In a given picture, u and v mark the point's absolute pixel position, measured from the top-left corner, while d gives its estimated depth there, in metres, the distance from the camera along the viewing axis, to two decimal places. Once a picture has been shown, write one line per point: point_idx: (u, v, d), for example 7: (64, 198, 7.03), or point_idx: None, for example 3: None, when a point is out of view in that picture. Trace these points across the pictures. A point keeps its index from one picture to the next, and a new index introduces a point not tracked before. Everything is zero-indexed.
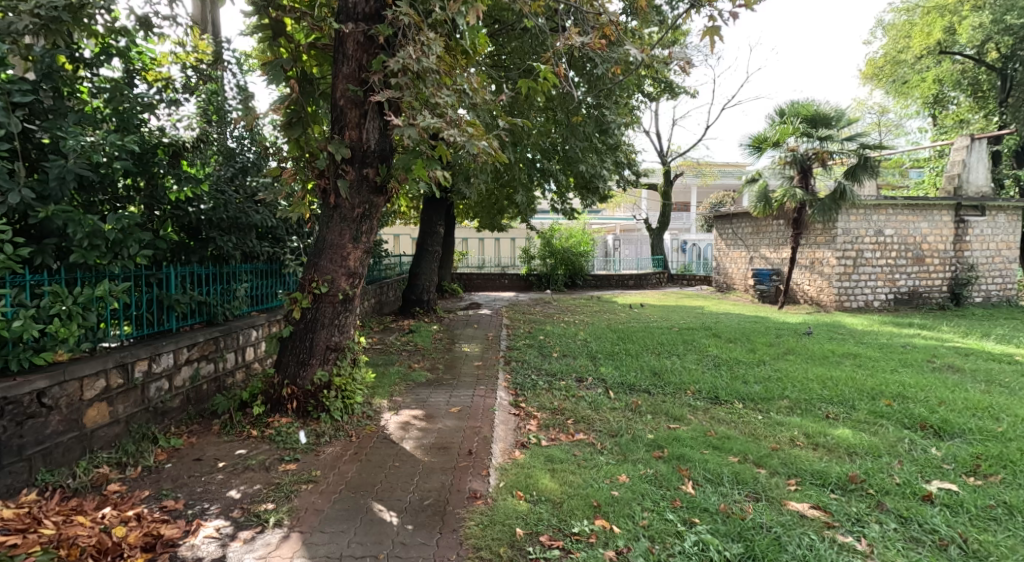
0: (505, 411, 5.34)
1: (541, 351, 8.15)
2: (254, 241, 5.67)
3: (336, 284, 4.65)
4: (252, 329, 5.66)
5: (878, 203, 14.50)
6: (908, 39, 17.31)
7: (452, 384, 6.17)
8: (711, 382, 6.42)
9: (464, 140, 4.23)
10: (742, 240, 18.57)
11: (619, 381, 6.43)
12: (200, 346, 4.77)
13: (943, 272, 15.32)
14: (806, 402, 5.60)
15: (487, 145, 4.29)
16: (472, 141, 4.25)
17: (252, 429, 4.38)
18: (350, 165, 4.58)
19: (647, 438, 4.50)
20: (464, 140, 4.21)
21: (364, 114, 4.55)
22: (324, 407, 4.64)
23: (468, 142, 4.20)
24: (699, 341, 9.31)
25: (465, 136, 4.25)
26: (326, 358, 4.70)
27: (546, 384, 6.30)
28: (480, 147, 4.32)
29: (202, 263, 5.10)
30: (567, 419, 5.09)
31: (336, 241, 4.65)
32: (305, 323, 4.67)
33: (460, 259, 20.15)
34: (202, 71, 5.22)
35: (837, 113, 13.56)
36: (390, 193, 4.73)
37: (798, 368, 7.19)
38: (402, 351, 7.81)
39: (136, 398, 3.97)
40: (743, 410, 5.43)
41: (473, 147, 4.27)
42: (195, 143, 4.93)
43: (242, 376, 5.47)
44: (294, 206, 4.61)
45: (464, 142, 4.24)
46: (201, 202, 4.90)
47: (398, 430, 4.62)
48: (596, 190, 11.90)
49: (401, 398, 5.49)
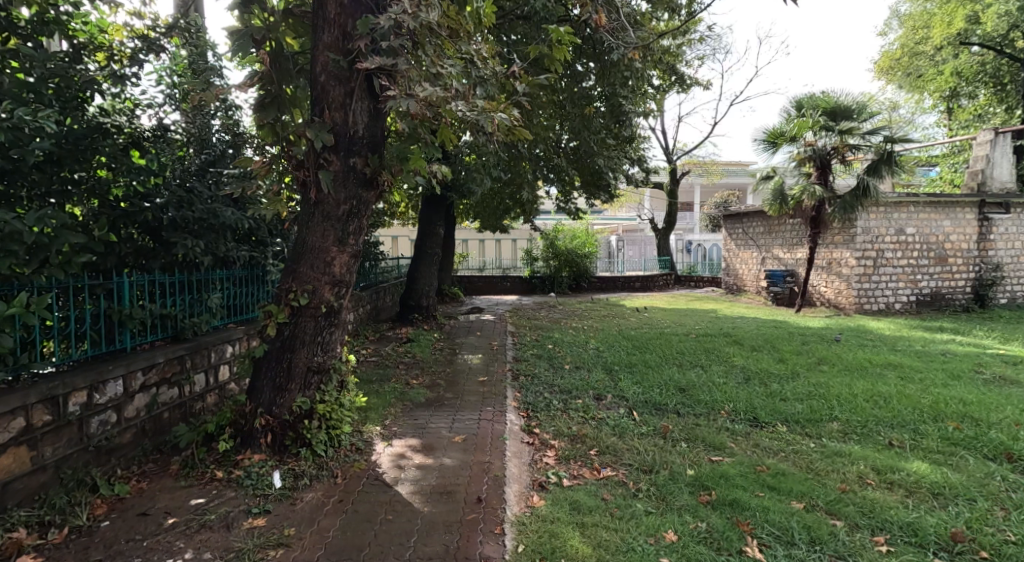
0: (517, 439, 4.62)
1: (551, 363, 7.44)
2: (228, 244, 5.00)
3: (318, 294, 3.93)
4: (226, 344, 4.97)
5: (900, 200, 13.82)
6: (926, 30, 17.43)
7: (454, 405, 5.44)
8: (746, 400, 5.71)
9: (474, 115, 3.61)
10: (752, 240, 17.88)
11: (642, 399, 5.73)
12: (158, 369, 4.05)
13: (967, 272, 14.61)
14: (861, 425, 4.90)
15: (505, 118, 3.71)
16: (488, 115, 3.65)
17: (216, 470, 3.65)
18: (334, 154, 3.89)
19: (688, 477, 3.80)
20: (476, 114, 3.60)
21: (349, 93, 3.85)
22: (304, 441, 3.91)
23: (482, 115, 3.61)
24: (721, 349, 8.59)
25: (476, 110, 3.65)
26: (307, 383, 3.98)
27: (561, 403, 5.59)
28: (496, 121, 3.65)
29: (164, 271, 4.42)
30: (590, 450, 4.41)
31: (319, 243, 3.93)
32: (282, 342, 3.95)
33: (461, 262, 19.50)
34: (154, 40, 4.41)
35: (859, 104, 12.73)
36: (381, 188, 4.04)
37: (837, 381, 6.50)
38: (399, 365, 7.09)
39: (69, 438, 3.26)
40: (791, 436, 4.72)
41: (489, 121, 3.68)
42: (156, 133, 4.43)
43: (213, 399, 4.76)
44: (268, 203, 3.90)
45: (477, 116, 3.64)
46: (158, 199, 4.28)
47: (393, 468, 3.90)
48: (605, 186, 11.08)
49: (397, 425, 4.77)
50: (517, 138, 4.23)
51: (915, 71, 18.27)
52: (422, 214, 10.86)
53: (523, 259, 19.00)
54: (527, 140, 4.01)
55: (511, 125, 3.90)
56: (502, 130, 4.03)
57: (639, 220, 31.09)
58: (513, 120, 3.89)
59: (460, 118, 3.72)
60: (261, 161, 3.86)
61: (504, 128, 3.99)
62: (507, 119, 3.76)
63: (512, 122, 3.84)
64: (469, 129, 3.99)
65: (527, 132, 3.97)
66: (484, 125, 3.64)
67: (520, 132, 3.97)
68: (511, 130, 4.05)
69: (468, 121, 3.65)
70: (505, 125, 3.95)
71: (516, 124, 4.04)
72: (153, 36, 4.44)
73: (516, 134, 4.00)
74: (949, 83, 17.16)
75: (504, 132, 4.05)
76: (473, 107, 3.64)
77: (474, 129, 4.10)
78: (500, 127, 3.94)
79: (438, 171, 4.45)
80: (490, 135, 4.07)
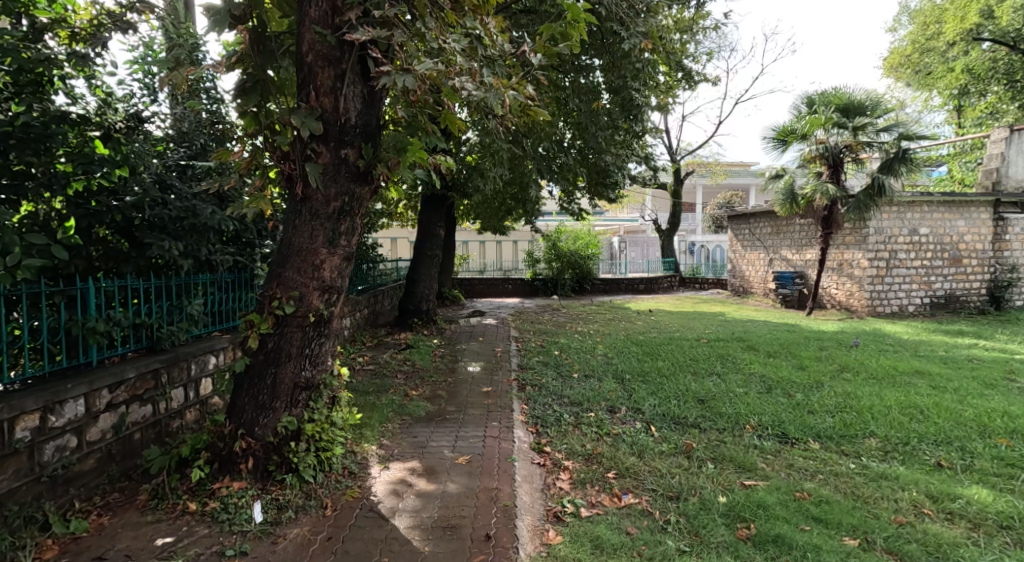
0: (527, 459, 4.21)
1: (558, 372, 7.02)
2: (210, 246, 4.61)
3: (305, 301, 3.53)
4: (209, 355, 4.57)
5: (913, 200, 13.43)
6: (939, 25, 17.05)
7: (457, 419, 5.02)
8: (772, 413, 5.29)
9: (481, 92, 3.20)
10: (760, 241, 17.45)
11: (659, 412, 5.33)
12: (128, 386, 3.66)
13: (981, 273, 14.22)
14: (903, 443, 4.48)
15: (517, 96, 3.31)
16: (498, 93, 3.25)
17: (189, 501, 3.23)
18: (323, 144, 3.48)
19: (722, 505, 3.41)
20: (484, 92, 3.19)
21: (340, 76, 3.44)
22: (291, 465, 3.50)
23: (491, 91, 3.20)
24: (737, 356, 8.17)
25: (484, 88, 3.25)
26: (293, 400, 3.57)
27: (573, 417, 5.16)
28: (508, 100, 3.25)
29: (137, 275, 4.02)
30: (608, 471, 4.01)
31: (307, 245, 3.53)
32: (265, 355, 3.54)
33: (461, 264, 19.01)
34: (120, 16, 3.95)
35: (872, 100, 12.38)
36: (376, 181, 3.64)
37: (866, 391, 6.08)
38: (397, 374, 6.67)
39: (17, 469, 2.88)
40: (827, 455, 4.31)
41: (499, 99, 3.28)
42: (128, 125, 4.12)
43: (193, 415, 4.35)
44: (250, 199, 3.48)
45: (485, 94, 3.24)
46: (127, 194, 3.90)
47: (391, 495, 3.50)
48: (611, 186, 10.69)
49: (395, 444, 4.35)
50: (530, 121, 3.84)
51: (924, 68, 18.11)
52: (422, 214, 10.44)
53: (525, 261, 18.58)
54: (544, 121, 3.62)
55: (525, 103, 3.55)
56: (514, 111, 3.64)
57: (640, 221, 30.70)
58: (526, 98, 3.51)
59: (465, 98, 3.32)
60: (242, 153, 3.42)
61: (517, 109, 3.63)
62: (520, 97, 3.37)
63: (524, 100, 3.44)
64: (475, 110, 3.60)
65: (543, 112, 3.58)
66: (495, 103, 3.23)
67: (534, 112, 3.57)
68: (524, 111, 3.66)
69: (475, 100, 3.25)
70: (518, 105, 3.60)
71: (529, 105, 3.65)
72: (120, 10, 3.99)
73: (531, 116, 3.60)
74: (960, 81, 16.83)
75: (515, 114, 3.65)
76: (480, 85, 3.24)
77: (481, 112, 3.71)
78: (511, 106, 3.55)
79: (439, 164, 4.07)
80: (500, 118, 3.68)
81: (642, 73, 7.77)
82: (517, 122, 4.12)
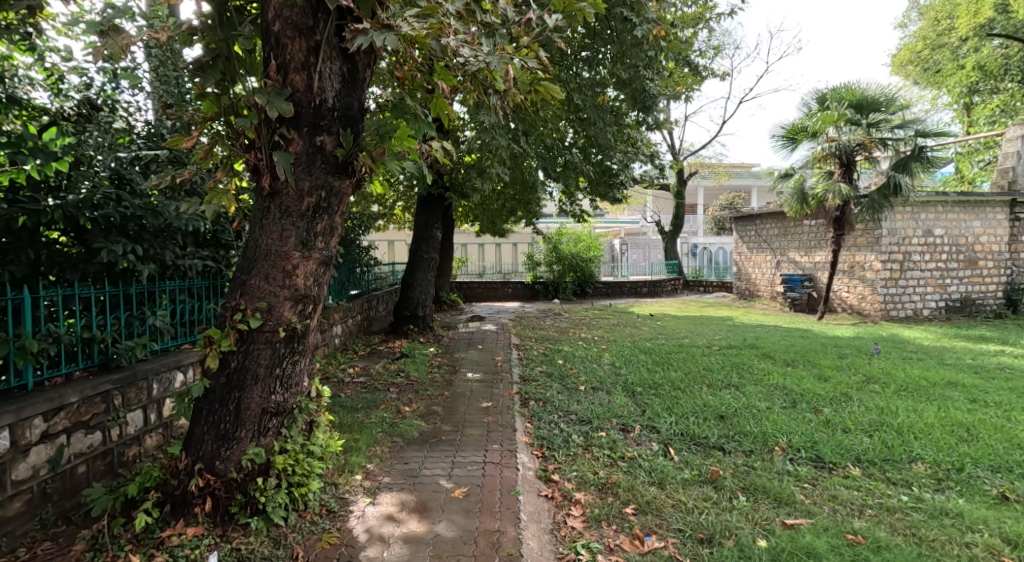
0: (533, 491, 3.71)
1: (563, 384, 6.50)
2: (175, 249, 4.13)
3: (275, 313, 3.03)
4: (175, 372, 4.07)
5: (928, 200, 12.95)
6: (950, 20, 16.65)
7: (453, 441, 4.50)
8: (802, 432, 4.79)
9: (480, 56, 2.86)
10: (766, 242, 16.95)
11: (677, 431, 4.83)
12: (70, 412, 3.19)
13: (997, 276, 13.76)
14: (956, 468, 4.02)
15: (523, 62, 2.94)
16: (501, 58, 2.90)
17: (131, 554, 2.72)
18: (294, 129, 2.99)
19: (765, 555, 2.95)
20: (484, 56, 2.84)
21: (314, 50, 2.95)
22: (256, 506, 3.00)
23: (493, 56, 2.86)
24: (753, 365, 7.67)
25: (484, 53, 2.90)
26: (262, 429, 3.07)
27: (583, 439, 4.66)
28: (513, 66, 2.91)
29: (84, 282, 3.54)
30: (627, 505, 3.53)
31: (277, 247, 3.03)
32: (227, 378, 3.03)
33: (460, 266, 17.77)
34: None
35: (886, 96, 11.92)
36: (359, 173, 3.16)
37: (900, 405, 5.57)
38: (388, 388, 6.14)
39: None
40: (872, 483, 3.81)
41: (502, 66, 2.93)
42: (80, 113, 3.73)
43: (154, 441, 3.85)
44: (208, 194, 2.99)
45: (486, 60, 2.89)
46: (71, 192, 3.40)
47: (378, 541, 2.99)
48: (617, 186, 10.17)
49: (384, 473, 3.84)
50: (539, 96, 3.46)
51: (933, 66, 17.76)
52: (417, 216, 9.97)
53: (525, 264, 18.07)
54: (555, 95, 3.24)
55: (534, 75, 3.15)
56: (522, 85, 3.25)
57: (642, 222, 30.21)
58: (535, 68, 3.13)
59: (463, 66, 2.99)
60: (198, 141, 2.92)
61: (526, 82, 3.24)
62: (526, 66, 3.01)
63: (532, 68, 3.06)
64: (475, 83, 3.23)
65: (553, 85, 3.21)
66: (497, 69, 2.88)
67: (543, 85, 3.20)
68: (533, 85, 3.26)
69: (474, 67, 2.92)
70: (527, 78, 3.19)
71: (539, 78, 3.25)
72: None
73: (540, 89, 3.22)
74: (971, 78, 16.35)
75: (523, 87, 3.24)
76: (479, 50, 2.90)
77: (480, 88, 3.34)
78: (519, 79, 3.15)
79: (433, 151, 3.65)
80: (503, 95, 3.29)
81: (655, 62, 7.31)
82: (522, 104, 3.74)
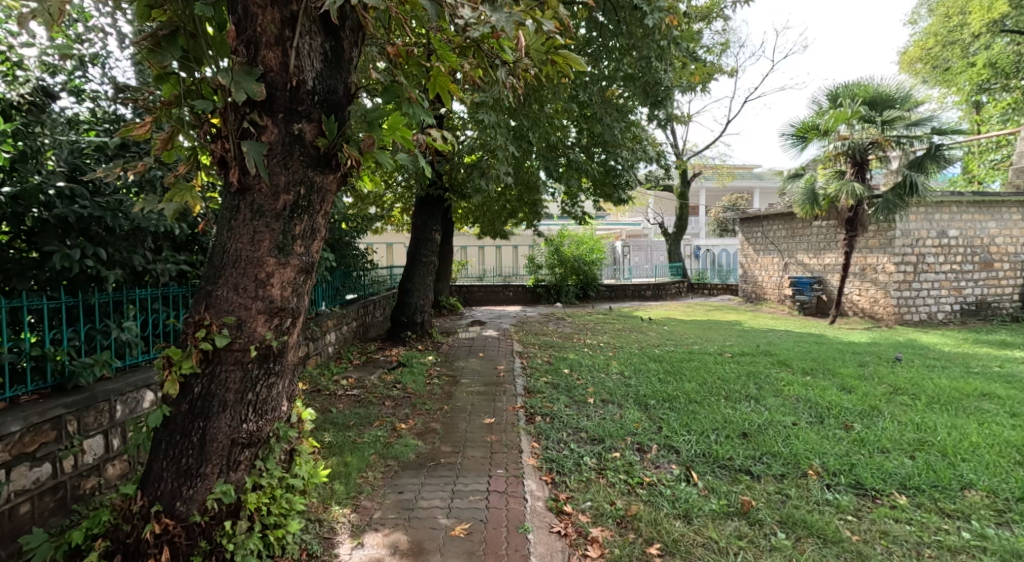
0: (544, 527, 3.31)
1: (572, 396, 6.08)
2: (145, 254, 3.72)
3: (246, 329, 2.61)
4: (144, 391, 3.64)
5: (943, 200, 12.53)
6: (962, 16, 16.26)
7: (453, 465, 4.07)
8: (836, 451, 4.37)
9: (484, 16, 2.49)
10: (773, 244, 16.54)
11: (698, 451, 4.41)
12: (12, 442, 2.80)
13: (1013, 278, 13.35)
14: (1016, 498, 3.62)
15: (536, 23, 2.55)
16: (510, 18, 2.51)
17: None
18: (268, 114, 2.57)
19: None
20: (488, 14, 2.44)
21: (290, 21, 2.54)
22: (223, 555, 2.58)
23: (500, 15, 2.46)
24: (770, 374, 7.25)
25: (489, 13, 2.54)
26: (231, 462, 2.65)
27: (595, 460, 4.24)
28: (527, 25, 2.51)
29: (36, 295, 3.12)
30: (651, 546, 3.13)
31: (248, 252, 2.60)
32: (188, 404, 2.60)
33: (460, 270, 17.54)
34: None
35: (902, 93, 11.50)
36: (343, 167, 2.73)
37: (936, 420, 5.15)
38: (383, 401, 5.69)
39: None
40: (924, 515, 3.41)
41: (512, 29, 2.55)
42: (31, 101, 3.26)
43: (117, 470, 3.42)
44: (168, 191, 2.59)
45: (493, 20, 2.50)
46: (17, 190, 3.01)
47: None
48: (623, 187, 9.67)
49: (374, 505, 3.41)
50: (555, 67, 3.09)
51: (943, 63, 17.42)
52: (415, 218, 9.55)
53: (527, 267, 17.66)
54: (574, 65, 2.85)
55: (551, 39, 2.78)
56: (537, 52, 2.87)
57: (644, 224, 29.83)
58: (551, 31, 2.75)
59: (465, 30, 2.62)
60: (153, 129, 2.50)
61: (540, 47, 2.86)
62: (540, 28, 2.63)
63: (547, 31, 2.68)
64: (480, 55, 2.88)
65: (572, 53, 2.80)
66: (506, 29, 2.49)
67: (561, 53, 2.84)
68: (549, 53, 2.88)
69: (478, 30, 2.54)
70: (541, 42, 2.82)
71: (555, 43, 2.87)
72: None
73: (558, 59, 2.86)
74: (983, 75, 15.96)
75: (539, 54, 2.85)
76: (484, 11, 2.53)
77: (486, 61, 2.98)
78: (531, 45, 2.79)
79: (432, 141, 3.30)
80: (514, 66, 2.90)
81: (667, 53, 6.88)
82: (533, 79, 3.40)
